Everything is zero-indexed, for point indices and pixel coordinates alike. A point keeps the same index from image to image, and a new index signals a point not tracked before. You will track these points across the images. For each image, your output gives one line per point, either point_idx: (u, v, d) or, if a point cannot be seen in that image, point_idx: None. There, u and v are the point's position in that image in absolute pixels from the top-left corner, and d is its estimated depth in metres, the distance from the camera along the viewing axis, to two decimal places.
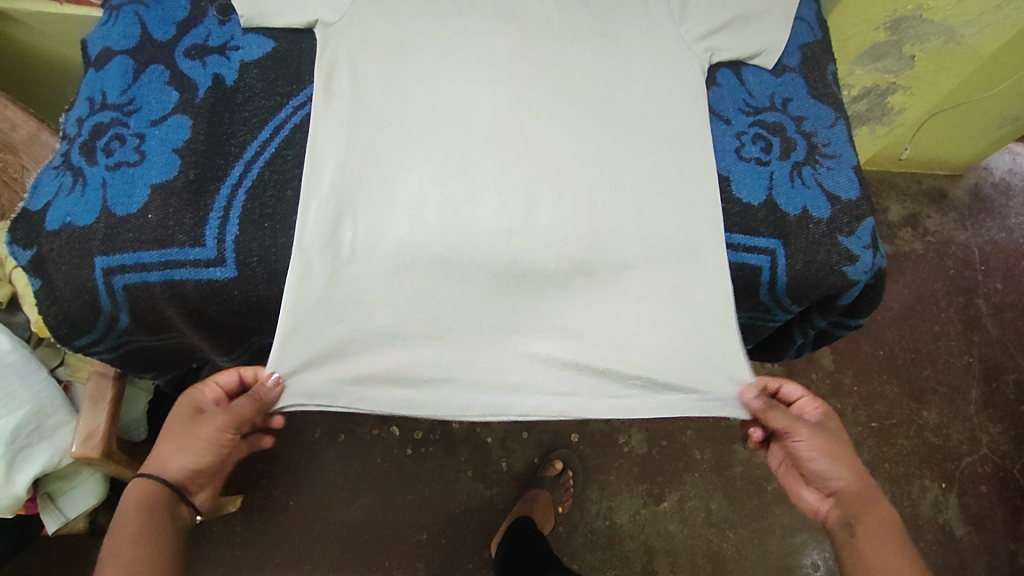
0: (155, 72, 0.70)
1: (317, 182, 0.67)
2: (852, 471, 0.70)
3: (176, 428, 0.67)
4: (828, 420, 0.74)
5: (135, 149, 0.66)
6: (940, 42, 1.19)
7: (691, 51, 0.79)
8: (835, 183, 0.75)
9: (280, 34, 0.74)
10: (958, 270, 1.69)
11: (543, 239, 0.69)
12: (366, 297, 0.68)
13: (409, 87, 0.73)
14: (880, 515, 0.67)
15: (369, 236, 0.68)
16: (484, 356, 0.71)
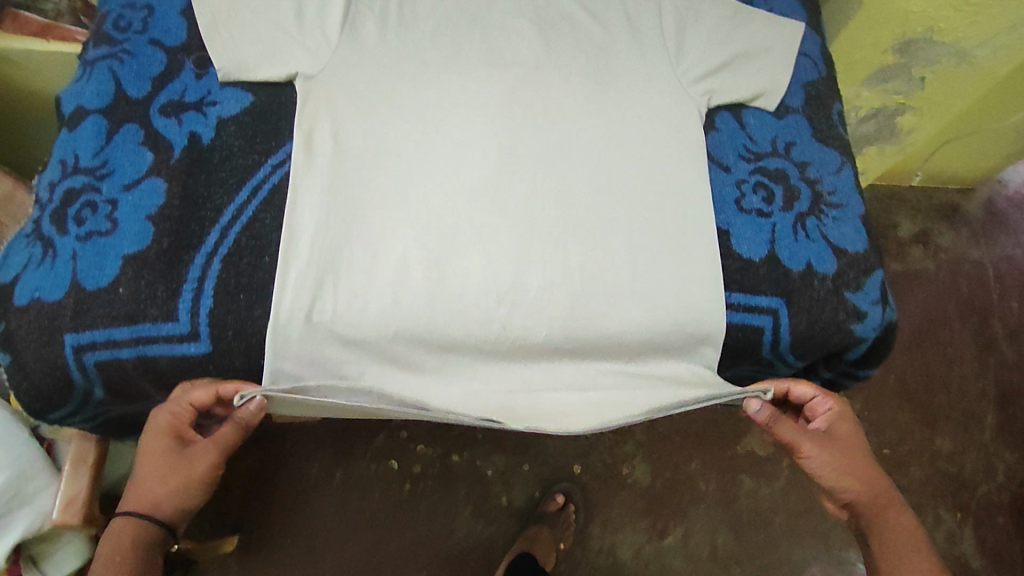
0: (129, 132, 0.67)
1: (296, 250, 0.64)
2: (866, 476, 0.73)
3: (155, 462, 0.65)
4: (841, 422, 0.74)
5: (107, 217, 0.63)
6: (951, 63, 1.14)
7: (688, 94, 0.76)
8: (841, 235, 0.71)
9: (260, 88, 0.72)
10: (972, 290, 1.64)
11: (547, 250, 0.68)
12: (359, 314, 0.64)
13: (391, 143, 0.71)
14: (893, 519, 0.73)
15: (373, 238, 0.66)
16: (467, 346, 0.67)
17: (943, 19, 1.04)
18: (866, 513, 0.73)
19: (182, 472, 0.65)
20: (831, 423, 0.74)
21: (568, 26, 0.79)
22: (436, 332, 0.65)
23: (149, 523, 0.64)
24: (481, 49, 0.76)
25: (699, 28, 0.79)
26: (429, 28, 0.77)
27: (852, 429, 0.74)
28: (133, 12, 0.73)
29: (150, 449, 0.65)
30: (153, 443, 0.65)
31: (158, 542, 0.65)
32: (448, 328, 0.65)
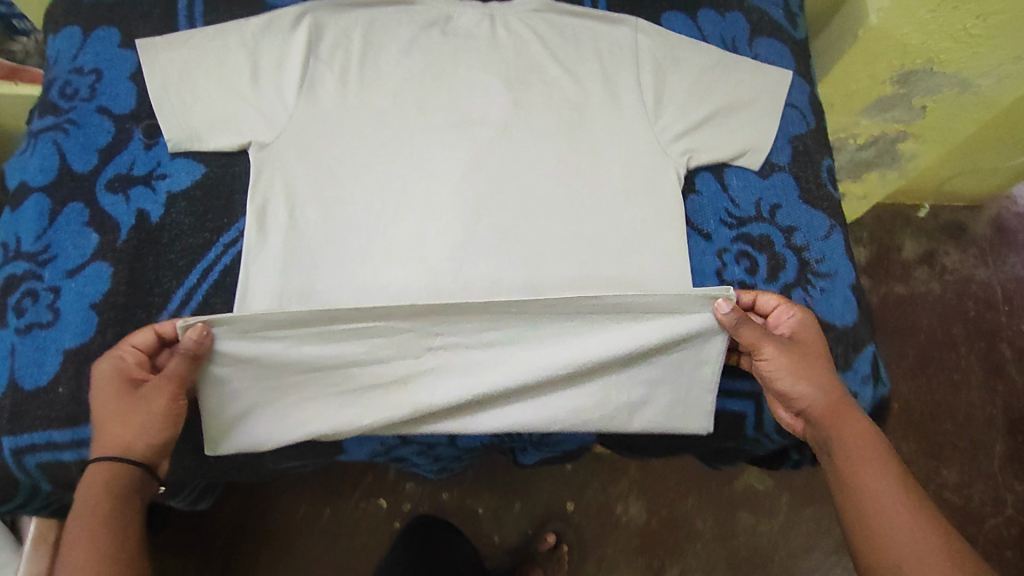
0: (74, 212, 0.64)
1: (240, 340, 0.60)
2: (831, 396, 0.61)
3: (110, 410, 0.56)
4: (805, 330, 0.63)
5: (48, 307, 0.60)
6: (953, 92, 1.08)
7: (666, 153, 0.71)
8: (829, 308, 0.67)
9: (212, 157, 0.68)
10: (979, 312, 1.58)
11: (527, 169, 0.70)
12: (343, 249, 0.66)
13: (357, 195, 0.68)
14: (876, 467, 0.58)
15: (353, 181, 0.68)
16: (469, 272, 0.66)
17: (945, 49, 0.98)
18: (841, 452, 0.60)
19: (141, 411, 0.56)
20: (796, 333, 0.63)
21: (539, 80, 0.74)
22: (421, 238, 0.67)
23: (124, 467, 0.55)
24: (447, 108, 0.72)
25: (679, 80, 0.75)
26: (391, 86, 0.73)
27: (815, 341, 0.63)
28: (79, 78, 0.70)
29: (102, 397, 0.56)
30: (104, 389, 0.57)
31: (139, 484, 0.56)
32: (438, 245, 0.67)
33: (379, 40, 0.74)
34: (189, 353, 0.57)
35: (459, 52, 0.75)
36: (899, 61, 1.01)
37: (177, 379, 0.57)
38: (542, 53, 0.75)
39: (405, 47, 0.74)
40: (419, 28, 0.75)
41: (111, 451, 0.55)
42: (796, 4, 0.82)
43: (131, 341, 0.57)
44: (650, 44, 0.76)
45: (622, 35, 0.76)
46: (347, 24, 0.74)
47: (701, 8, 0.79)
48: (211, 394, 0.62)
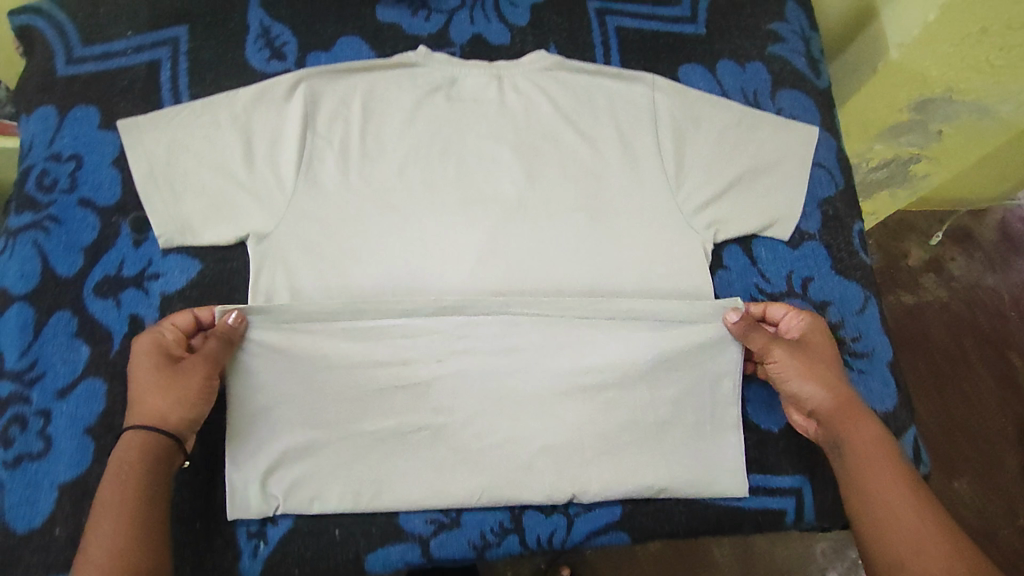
0: (61, 322, 0.59)
1: (265, 468, 0.59)
2: (843, 396, 0.59)
3: (143, 379, 0.55)
4: (816, 332, 0.62)
5: (39, 434, 0.56)
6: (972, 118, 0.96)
7: (690, 226, 0.67)
8: (868, 390, 0.65)
9: (208, 250, 0.64)
10: (987, 322, 1.29)
11: (554, 177, 0.69)
12: (374, 263, 0.64)
13: (390, 206, 0.66)
14: (884, 466, 0.56)
15: (383, 184, 0.67)
16: (501, 274, 0.65)
17: (964, 80, 0.89)
18: (851, 451, 0.57)
19: (180, 386, 0.55)
20: (807, 335, 0.62)
21: (553, 146, 0.70)
22: (451, 239, 0.66)
23: (159, 436, 0.54)
24: (456, 185, 0.67)
25: (701, 142, 0.70)
26: (395, 162, 0.67)
27: (827, 344, 0.62)
28: (57, 166, 0.65)
29: (136, 366, 0.56)
30: (141, 362, 0.56)
31: (169, 457, 0.54)
32: (468, 252, 0.65)
33: (380, 108, 0.69)
34: (223, 337, 0.57)
35: (467, 119, 0.70)
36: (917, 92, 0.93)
37: (213, 360, 0.56)
38: (554, 116, 0.70)
39: (408, 115, 0.69)
40: (422, 93, 0.70)
41: (147, 420, 0.54)
42: (818, 49, 0.77)
43: (173, 320, 0.57)
44: (670, 103, 0.71)
45: (638, 93, 0.71)
46: (345, 91, 0.69)
47: (720, 59, 0.74)
48: (236, 445, 0.59)
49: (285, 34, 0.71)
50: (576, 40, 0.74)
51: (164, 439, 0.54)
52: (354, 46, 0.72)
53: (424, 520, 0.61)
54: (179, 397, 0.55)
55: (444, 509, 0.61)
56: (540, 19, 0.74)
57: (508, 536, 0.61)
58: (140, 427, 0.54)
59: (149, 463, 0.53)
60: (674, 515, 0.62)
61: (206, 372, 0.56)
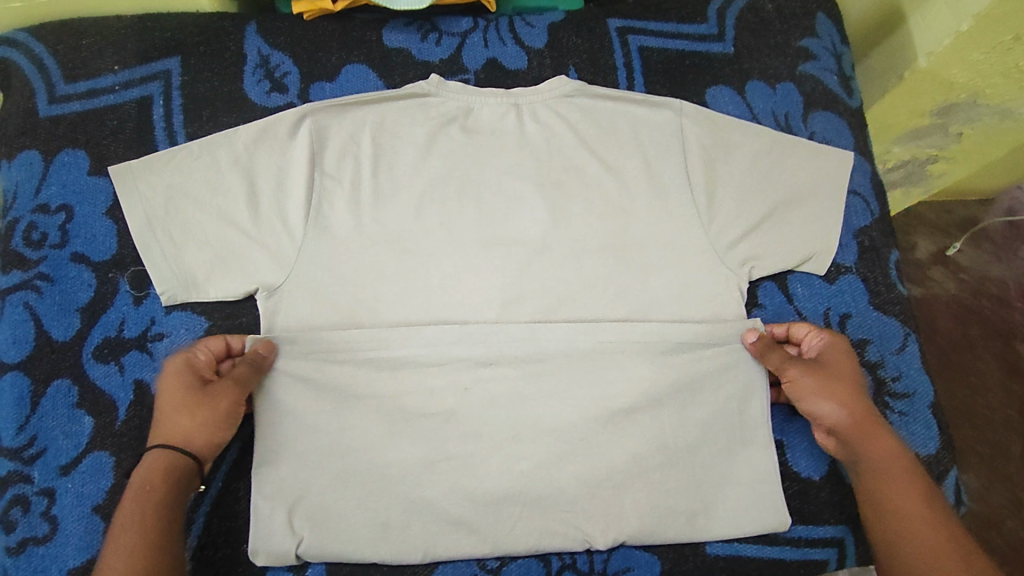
0: (60, 391, 0.55)
1: (286, 543, 0.55)
2: (859, 412, 0.57)
3: (170, 396, 0.53)
4: (834, 349, 0.60)
5: (42, 516, 0.52)
6: (993, 121, 0.90)
7: (724, 263, 0.64)
8: (909, 434, 0.62)
9: (215, 305, 0.60)
10: (992, 311, 1.13)
11: (576, 200, 0.65)
12: (388, 301, 0.61)
13: (409, 244, 0.62)
14: (899, 486, 0.54)
15: (401, 213, 0.63)
16: (522, 310, 0.62)
17: (992, 86, 0.84)
18: (866, 468, 0.55)
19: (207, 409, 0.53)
20: (826, 353, 0.60)
21: (576, 179, 0.66)
22: (467, 268, 0.62)
23: (182, 457, 0.52)
24: (476, 225, 0.64)
25: (732, 172, 0.66)
26: (411, 202, 0.63)
27: (845, 360, 0.60)
28: (46, 218, 0.60)
29: (164, 384, 0.54)
30: (170, 379, 0.54)
31: (189, 480, 0.52)
32: (488, 282, 0.62)
33: (391, 143, 0.65)
34: (252, 362, 0.56)
35: (484, 151, 0.65)
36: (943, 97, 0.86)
37: (244, 385, 0.55)
38: (577, 147, 0.66)
39: (421, 150, 0.65)
40: (436, 125, 0.65)
41: (173, 439, 0.52)
42: (849, 65, 0.73)
43: (207, 342, 0.56)
44: (698, 130, 0.67)
45: (665, 120, 0.67)
46: (353, 126, 0.64)
47: (749, 80, 0.71)
48: (257, 517, 0.55)
49: (286, 63, 0.66)
50: (597, 63, 0.70)
51: (186, 458, 0.52)
52: (361, 75, 0.67)
53: None
54: (205, 419, 0.53)
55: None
56: (557, 40, 0.70)
57: None
58: (163, 444, 0.52)
59: (172, 480, 0.51)
60: (715, 573, 0.59)
61: (234, 398, 0.55)
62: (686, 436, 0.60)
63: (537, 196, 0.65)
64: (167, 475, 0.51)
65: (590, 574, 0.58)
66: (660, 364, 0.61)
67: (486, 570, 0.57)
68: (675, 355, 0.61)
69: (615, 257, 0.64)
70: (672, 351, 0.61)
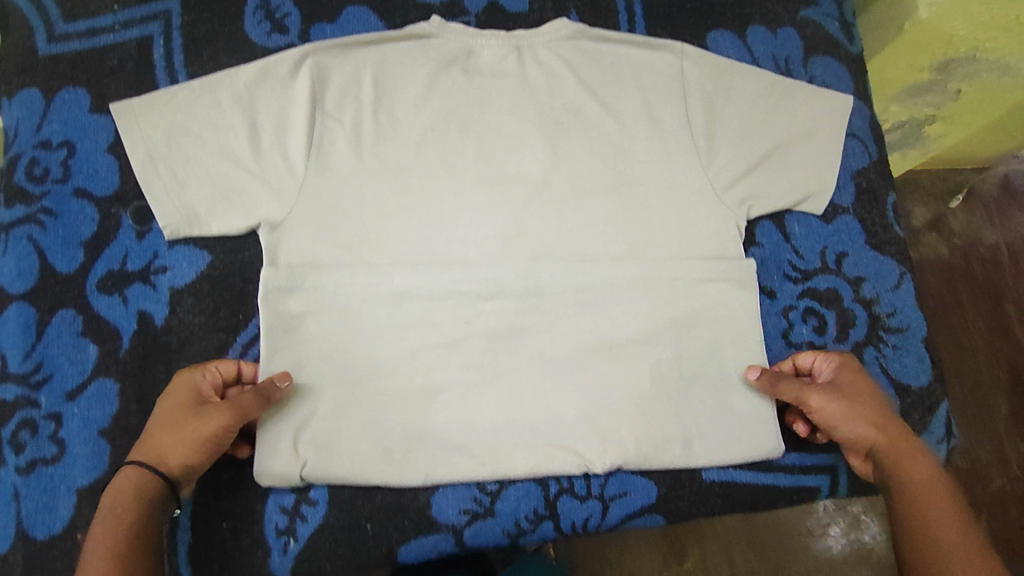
0: (65, 320, 0.56)
1: (290, 469, 0.55)
2: (888, 434, 0.56)
3: (170, 412, 0.52)
4: (851, 372, 0.59)
5: (51, 439, 0.54)
6: (994, 75, 0.88)
7: (722, 202, 0.64)
8: (902, 367, 0.63)
9: (216, 240, 0.60)
10: (986, 274, 1.09)
11: (574, 141, 0.65)
12: (387, 238, 0.61)
13: (409, 182, 0.62)
14: (940, 507, 0.51)
15: (401, 151, 0.63)
16: (521, 247, 0.62)
17: (989, 39, 0.82)
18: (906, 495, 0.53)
19: (193, 428, 0.51)
20: (843, 377, 0.58)
21: (577, 121, 0.66)
22: (466, 206, 0.63)
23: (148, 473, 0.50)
24: (477, 165, 0.64)
25: (732, 114, 0.66)
26: (411, 141, 0.63)
27: (862, 382, 0.58)
28: (47, 154, 0.60)
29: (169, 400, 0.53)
30: (172, 399, 0.53)
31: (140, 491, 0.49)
32: (486, 221, 0.62)
33: (391, 83, 0.65)
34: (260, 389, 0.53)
35: (485, 93, 0.65)
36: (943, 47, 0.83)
37: (241, 411, 0.52)
38: (578, 88, 0.66)
39: (422, 91, 0.65)
40: (436, 66, 0.65)
41: (148, 456, 0.51)
42: (851, 11, 0.74)
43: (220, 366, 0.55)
44: (698, 72, 0.67)
45: (665, 63, 0.67)
46: (354, 66, 0.64)
47: (750, 24, 0.71)
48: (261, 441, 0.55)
49: (287, 5, 0.66)
50: (598, 7, 0.70)
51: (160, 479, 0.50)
52: (363, 18, 0.67)
53: (458, 510, 0.57)
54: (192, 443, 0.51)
55: (477, 498, 0.57)
56: None
57: (543, 523, 0.58)
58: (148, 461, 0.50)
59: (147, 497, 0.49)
60: (709, 498, 0.60)
61: (226, 424, 0.52)
62: (683, 369, 0.61)
63: (536, 136, 0.65)
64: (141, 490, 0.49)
65: (587, 498, 0.59)
66: (656, 300, 0.62)
67: (485, 493, 0.58)
68: (671, 291, 0.62)
69: (611, 197, 0.64)
70: (668, 287, 0.62)
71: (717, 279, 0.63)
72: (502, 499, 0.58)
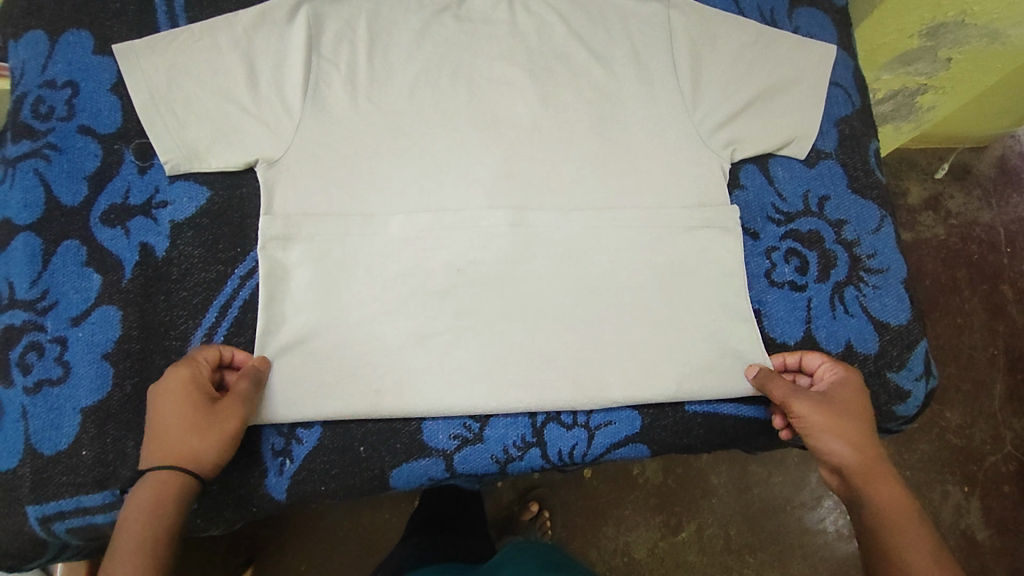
0: (70, 250, 0.58)
1: (287, 394, 0.57)
2: (870, 449, 0.55)
3: (173, 409, 0.52)
4: (846, 382, 0.58)
5: (56, 361, 0.56)
6: (981, 44, 0.82)
7: (708, 146, 0.66)
8: (882, 306, 0.65)
9: (216, 177, 0.62)
10: (981, 254, 1.09)
11: (567, 91, 0.67)
12: (380, 179, 0.63)
13: (404, 126, 0.64)
14: (904, 539, 0.50)
15: (397, 97, 0.65)
16: (514, 193, 0.64)
17: (980, 2, 0.75)
18: (877, 514, 0.52)
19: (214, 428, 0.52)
20: (839, 387, 0.58)
21: (566, 69, 0.68)
22: (459, 151, 0.64)
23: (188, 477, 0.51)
24: (469, 109, 0.66)
25: (718, 61, 0.68)
26: (406, 84, 0.65)
27: (859, 400, 0.58)
28: (53, 92, 0.62)
29: (169, 398, 0.52)
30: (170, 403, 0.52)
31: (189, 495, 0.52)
32: (478, 165, 0.64)
33: (387, 31, 0.66)
34: (252, 377, 0.55)
35: (477, 41, 0.67)
36: (931, 15, 0.78)
37: (247, 399, 0.54)
38: (568, 37, 0.68)
39: (416, 39, 0.66)
40: (431, 14, 0.67)
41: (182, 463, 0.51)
42: None
43: (203, 352, 0.55)
44: (686, 20, 0.68)
45: (653, 12, 0.69)
46: (350, 14, 0.66)
47: None
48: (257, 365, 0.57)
49: None
50: None
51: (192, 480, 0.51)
52: None
53: (448, 436, 0.59)
54: (207, 438, 0.51)
55: (466, 424, 0.60)
56: None
57: (531, 450, 0.60)
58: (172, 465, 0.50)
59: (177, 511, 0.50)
60: (693, 429, 0.62)
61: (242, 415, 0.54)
62: (667, 306, 0.63)
63: (529, 85, 0.67)
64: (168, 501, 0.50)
65: (573, 426, 0.61)
66: (643, 240, 0.64)
67: (474, 420, 0.60)
68: (658, 232, 0.64)
69: (600, 144, 0.66)
70: (655, 228, 0.64)
71: (702, 222, 0.65)
72: (490, 426, 0.60)
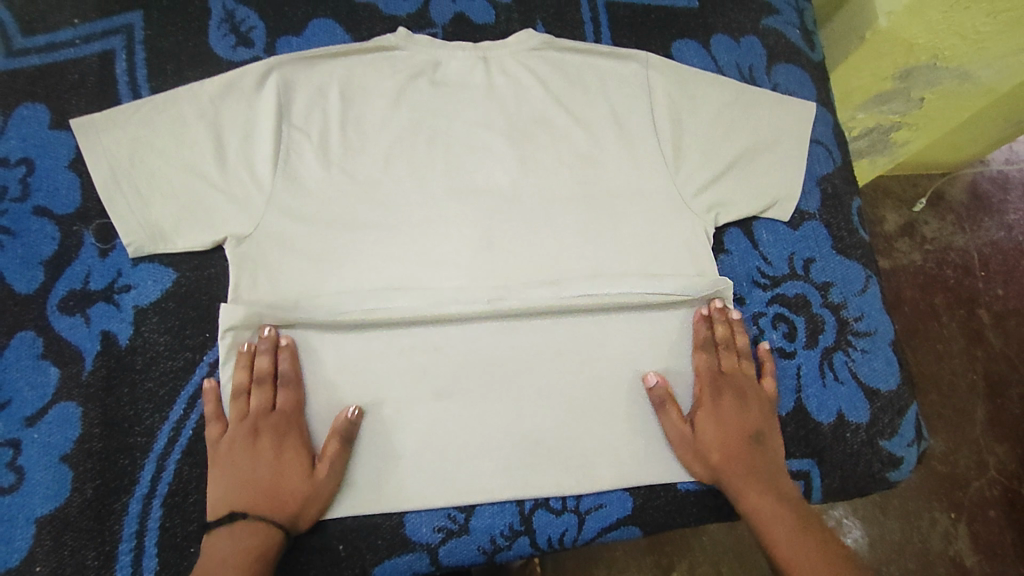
0: (25, 343, 0.56)
1: None
2: (757, 469, 0.58)
3: (265, 462, 0.54)
4: (762, 404, 0.61)
5: (10, 466, 0.53)
6: (952, 87, 0.82)
7: (690, 208, 0.65)
8: (871, 371, 0.64)
9: (182, 257, 0.59)
10: (959, 280, 1.09)
11: (543, 148, 0.66)
12: (352, 245, 0.60)
13: (377, 188, 0.62)
14: (788, 534, 0.55)
15: (368, 158, 0.63)
16: (491, 253, 0.62)
17: (950, 47, 0.74)
18: (749, 515, 0.57)
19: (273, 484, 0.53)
20: (703, 369, 0.61)
21: (545, 130, 0.66)
22: (432, 209, 0.63)
23: (228, 545, 0.51)
24: (445, 177, 0.64)
25: (698, 122, 0.67)
26: (380, 151, 0.63)
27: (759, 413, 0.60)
28: (7, 171, 0.59)
29: (259, 450, 0.54)
30: (226, 469, 0.54)
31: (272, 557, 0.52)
32: (453, 225, 0.62)
33: (360, 94, 0.64)
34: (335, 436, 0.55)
35: (451, 102, 0.65)
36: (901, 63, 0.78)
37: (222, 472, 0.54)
38: (545, 97, 0.67)
39: (390, 102, 0.64)
40: (404, 78, 0.65)
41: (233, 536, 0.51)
42: (811, 20, 0.76)
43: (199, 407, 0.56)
44: (666, 81, 0.67)
45: (631, 72, 0.68)
46: (321, 78, 0.63)
47: (714, 33, 0.73)
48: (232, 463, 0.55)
49: (252, 18, 0.66)
50: (564, 18, 0.72)
51: (278, 534, 0.52)
52: (329, 29, 0.67)
53: (432, 528, 0.57)
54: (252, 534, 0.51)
55: (451, 515, 0.57)
56: None
57: (519, 538, 0.58)
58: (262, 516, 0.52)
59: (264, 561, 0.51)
60: (684, 507, 0.60)
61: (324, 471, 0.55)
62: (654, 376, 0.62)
63: (504, 141, 0.65)
64: (257, 551, 0.51)
65: (563, 511, 0.59)
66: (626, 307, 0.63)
67: (460, 510, 0.57)
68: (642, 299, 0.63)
69: (577, 201, 0.65)
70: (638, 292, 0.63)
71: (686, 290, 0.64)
72: (476, 516, 0.57)
